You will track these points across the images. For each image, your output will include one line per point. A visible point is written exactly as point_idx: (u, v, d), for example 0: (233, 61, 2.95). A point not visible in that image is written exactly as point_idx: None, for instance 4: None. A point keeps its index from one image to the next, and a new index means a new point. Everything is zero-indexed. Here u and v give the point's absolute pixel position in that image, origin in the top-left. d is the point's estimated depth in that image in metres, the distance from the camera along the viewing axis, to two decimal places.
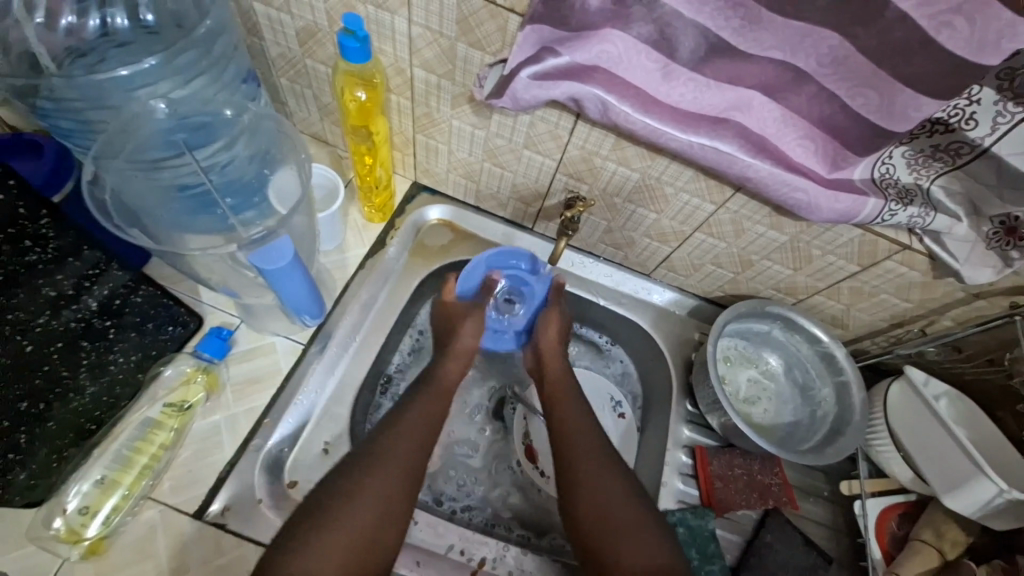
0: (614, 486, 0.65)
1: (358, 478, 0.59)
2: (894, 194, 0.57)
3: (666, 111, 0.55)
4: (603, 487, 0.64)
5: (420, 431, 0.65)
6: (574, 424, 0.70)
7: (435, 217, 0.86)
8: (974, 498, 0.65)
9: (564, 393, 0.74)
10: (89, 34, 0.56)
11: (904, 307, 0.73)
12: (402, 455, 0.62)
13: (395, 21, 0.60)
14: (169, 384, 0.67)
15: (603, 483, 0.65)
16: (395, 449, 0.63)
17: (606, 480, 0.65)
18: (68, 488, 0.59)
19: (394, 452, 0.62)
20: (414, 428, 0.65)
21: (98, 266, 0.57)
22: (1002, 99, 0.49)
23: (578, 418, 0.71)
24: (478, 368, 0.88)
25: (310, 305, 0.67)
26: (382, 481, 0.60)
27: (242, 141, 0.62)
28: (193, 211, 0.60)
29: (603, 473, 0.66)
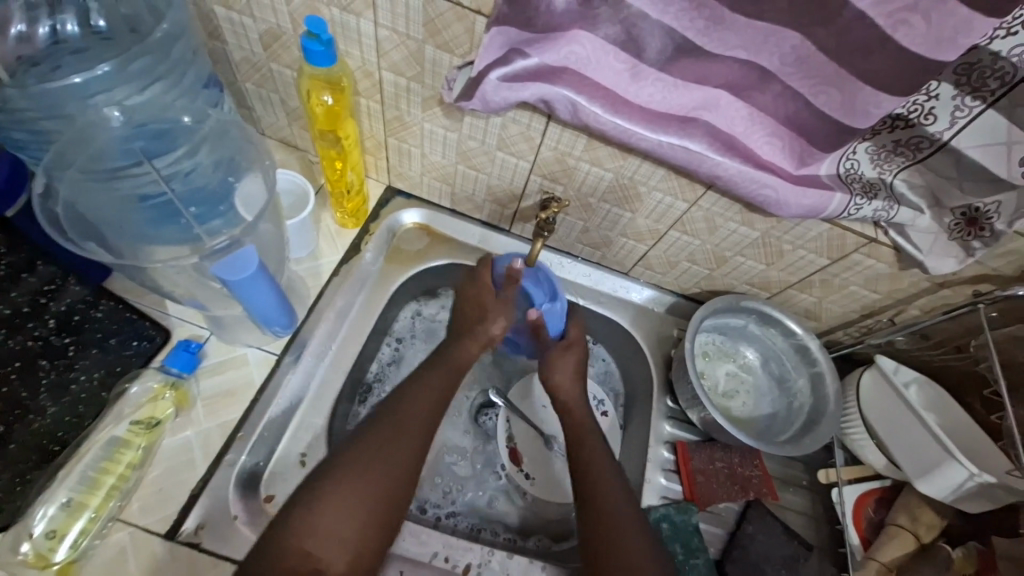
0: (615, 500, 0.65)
1: (347, 483, 0.58)
2: (860, 189, 0.58)
3: (635, 111, 0.55)
4: (605, 502, 0.65)
5: (416, 435, 0.63)
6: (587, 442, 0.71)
7: (411, 222, 0.86)
8: (947, 482, 0.67)
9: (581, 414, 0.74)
10: (41, 41, 0.54)
11: (874, 298, 0.75)
12: (396, 462, 0.61)
13: (361, 24, 0.59)
14: (136, 401, 0.64)
15: (606, 497, 0.65)
16: (392, 455, 0.61)
17: (613, 494, 0.66)
18: (32, 513, 0.57)
19: (387, 458, 0.60)
20: (410, 432, 0.63)
21: (55, 281, 0.56)
22: (960, 94, 0.51)
23: (590, 439, 0.71)
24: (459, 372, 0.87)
25: (281, 314, 0.66)
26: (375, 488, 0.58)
27: (205, 148, 0.60)
28: (155, 221, 0.58)
29: (608, 489, 0.66)
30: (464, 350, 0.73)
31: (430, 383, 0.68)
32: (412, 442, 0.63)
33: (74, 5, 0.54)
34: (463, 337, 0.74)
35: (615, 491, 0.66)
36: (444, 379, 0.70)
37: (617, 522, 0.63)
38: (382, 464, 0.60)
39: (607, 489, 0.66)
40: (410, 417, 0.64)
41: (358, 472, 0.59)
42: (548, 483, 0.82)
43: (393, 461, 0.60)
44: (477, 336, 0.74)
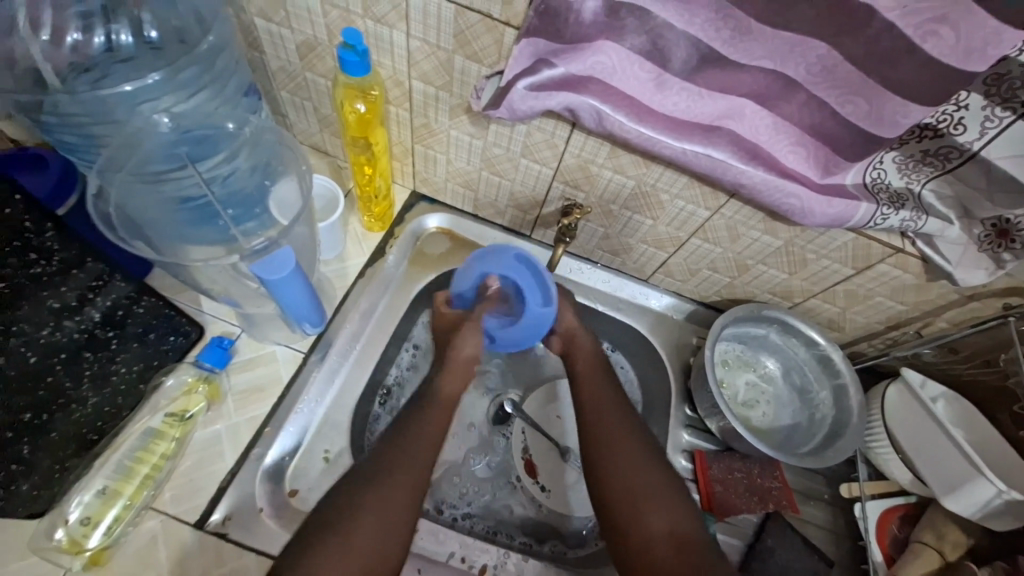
0: (662, 499, 0.61)
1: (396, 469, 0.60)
2: (886, 199, 0.58)
3: (660, 120, 0.56)
4: (654, 506, 0.61)
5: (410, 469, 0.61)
6: (619, 435, 0.66)
7: (435, 226, 0.87)
8: (974, 499, 0.66)
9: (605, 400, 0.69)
10: (93, 50, 0.56)
11: (900, 310, 0.74)
12: (386, 511, 0.57)
13: (393, 35, 0.61)
14: (171, 394, 0.67)
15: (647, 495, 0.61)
16: (399, 485, 0.59)
17: (649, 488, 0.62)
18: (70, 499, 0.59)
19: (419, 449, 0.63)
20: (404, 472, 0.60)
21: (101, 278, 0.59)
22: (990, 104, 0.50)
23: (607, 419, 0.68)
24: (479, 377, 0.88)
25: (312, 312, 0.67)
26: (361, 544, 0.55)
27: (244, 153, 0.62)
28: (195, 222, 0.61)
29: (653, 487, 0.62)
30: (446, 386, 0.69)
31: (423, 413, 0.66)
32: (408, 479, 0.60)
33: (127, 16, 0.56)
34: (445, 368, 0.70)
35: (659, 490, 0.62)
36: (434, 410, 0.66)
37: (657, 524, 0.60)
38: (374, 514, 0.57)
39: (651, 486, 0.62)
40: (410, 452, 0.62)
41: (347, 526, 0.55)
42: (563, 495, 0.82)
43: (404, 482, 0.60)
44: (457, 368, 0.70)
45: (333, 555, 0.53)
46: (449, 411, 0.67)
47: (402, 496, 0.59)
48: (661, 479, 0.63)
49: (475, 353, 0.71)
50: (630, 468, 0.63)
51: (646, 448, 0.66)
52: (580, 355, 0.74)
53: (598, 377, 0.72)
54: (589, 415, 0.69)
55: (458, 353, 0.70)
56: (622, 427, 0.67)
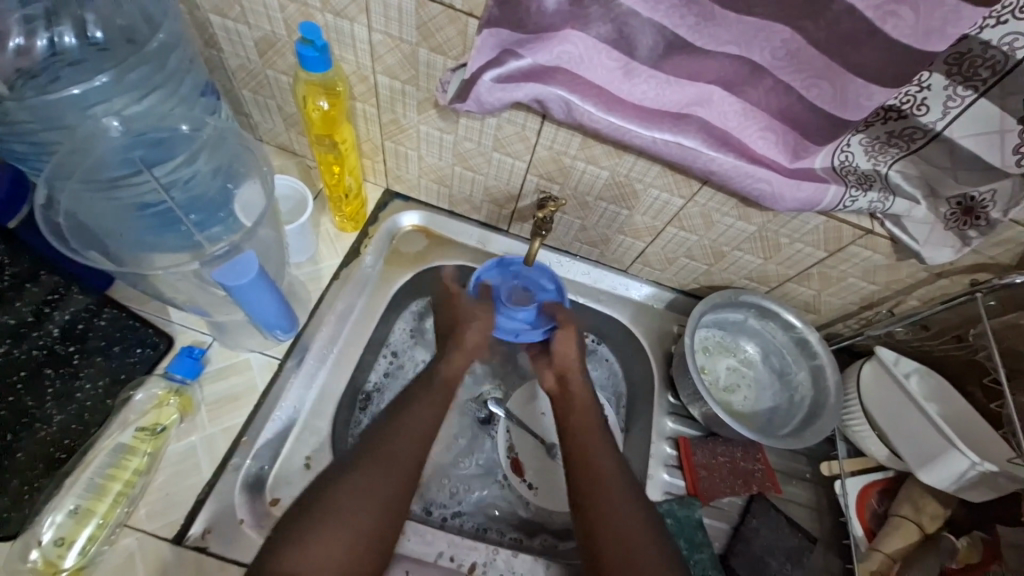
0: (645, 540, 0.60)
1: (397, 443, 0.62)
2: (855, 180, 0.59)
3: (629, 108, 0.55)
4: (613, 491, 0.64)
5: (407, 457, 0.62)
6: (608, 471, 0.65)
7: (410, 224, 0.86)
8: (949, 471, 0.67)
9: (596, 434, 0.69)
10: (39, 54, 0.53)
11: (872, 289, 0.75)
12: (386, 495, 0.58)
13: (355, 28, 0.59)
14: (141, 408, 0.64)
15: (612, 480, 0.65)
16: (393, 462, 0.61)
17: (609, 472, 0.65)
18: (41, 521, 0.57)
19: (417, 430, 0.64)
20: (402, 465, 0.61)
21: (58, 291, 0.57)
22: (951, 84, 0.51)
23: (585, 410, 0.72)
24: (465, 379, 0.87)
25: (282, 318, 0.66)
26: (355, 518, 0.56)
27: (204, 155, 0.60)
28: (156, 228, 0.58)
29: (636, 529, 0.61)
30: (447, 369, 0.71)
31: (419, 408, 0.66)
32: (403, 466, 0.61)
33: (72, 17, 0.54)
34: (454, 349, 0.73)
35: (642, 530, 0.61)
36: (435, 401, 0.68)
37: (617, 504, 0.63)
38: (368, 487, 0.58)
39: (635, 526, 0.61)
40: (402, 434, 0.63)
41: (342, 501, 0.56)
42: (550, 492, 0.81)
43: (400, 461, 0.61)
44: (465, 347, 0.73)
45: (330, 529, 0.54)
46: (448, 392, 0.70)
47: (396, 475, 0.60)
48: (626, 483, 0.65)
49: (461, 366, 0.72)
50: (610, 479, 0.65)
51: (624, 475, 0.66)
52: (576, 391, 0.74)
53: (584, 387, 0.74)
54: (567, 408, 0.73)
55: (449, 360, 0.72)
56: (605, 456, 0.67)
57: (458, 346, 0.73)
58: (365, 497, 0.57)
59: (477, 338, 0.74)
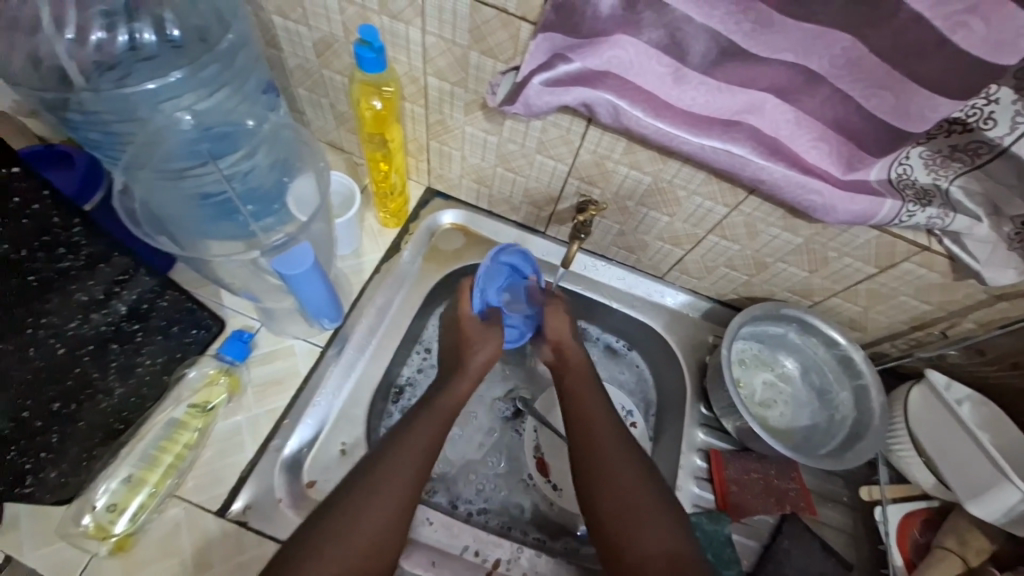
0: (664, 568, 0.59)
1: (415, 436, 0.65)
2: (912, 195, 0.57)
3: (678, 114, 0.55)
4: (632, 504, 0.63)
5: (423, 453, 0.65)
6: (625, 485, 0.65)
7: (449, 222, 0.87)
8: (998, 504, 0.64)
9: (609, 446, 0.68)
10: (117, 49, 0.55)
11: (924, 310, 0.72)
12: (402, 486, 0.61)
13: (409, 31, 0.61)
14: (193, 385, 0.68)
15: (631, 491, 0.64)
16: (412, 455, 0.64)
17: (628, 481, 0.65)
18: (97, 487, 0.61)
19: (432, 427, 0.67)
20: (414, 457, 0.64)
21: (127, 272, 0.60)
22: (1021, 100, 0.48)
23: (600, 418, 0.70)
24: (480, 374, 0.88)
25: (331, 309, 0.69)
26: (379, 508, 0.59)
27: (264, 150, 0.63)
28: (215, 217, 0.62)
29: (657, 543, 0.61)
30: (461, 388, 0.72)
31: (426, 421, 0.67)
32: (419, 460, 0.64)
33: (150, 15, 0.55)
34: (455, 376, 0.72)
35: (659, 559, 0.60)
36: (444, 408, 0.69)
37: (638, 518, 0.62)
38: (391, 479, 0.61)
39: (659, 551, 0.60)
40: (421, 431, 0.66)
41: (369, 492, 0.60)
42: (575, 494, 0.82)
43: (417, 454, 0.64)
44: (471, 372, 0.73)
45: (358, 517, 0.58)
46: (451, 416, 0.70)
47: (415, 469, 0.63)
48: (645, 493, 0.64)
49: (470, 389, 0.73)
50: (628, 490, 0.64)
51: (647, 484, 0.65)
52: (589, 413, 0.71)
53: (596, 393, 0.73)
54: (579, 414, 0.71)
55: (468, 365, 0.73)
56: (624, 467, 0.66)
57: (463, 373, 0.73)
58: (378, 507, 0.59)
59: (481, 362, 0.74)
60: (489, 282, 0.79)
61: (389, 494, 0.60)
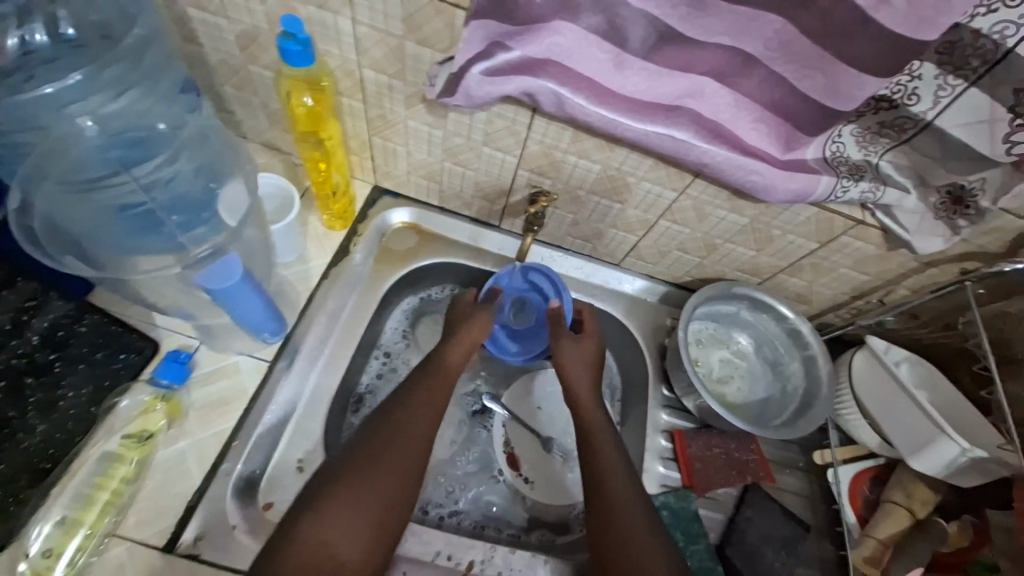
0: (648, 543, 0.60)
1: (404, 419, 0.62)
2: (846, 171, 0.59)
3: (620, 101, 0.55)
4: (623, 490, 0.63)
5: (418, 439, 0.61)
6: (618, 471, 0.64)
7: (399, 221, 0.85)
8: (939, 458, 0.68)
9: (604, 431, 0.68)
10: (9, 53, 0.49)
11: (864, 280, 0.75)
12: (396, 473, 0.58)
13: (339, 21, 0.57)
14: (127, 415, 0.63)
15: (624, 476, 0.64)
16: (404, 441, 0.60)
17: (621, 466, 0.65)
18: (29, 532, 0.56)
19: (423, 412, 0.63)
20: (407, 441, 0.60)
21: (37, 298, 0.55)
22: (942, 73, 0.51)
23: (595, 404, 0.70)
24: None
25: (270, 320, 0.67)
26: (376, 497, 0.56)
27: (185, 155, 0.58)
28: (138, 232, 0.56)
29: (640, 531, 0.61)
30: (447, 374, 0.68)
31: (417, 405, 0.64)
32: (412, 445, 0.61)
33: (43, 12, 0.50)
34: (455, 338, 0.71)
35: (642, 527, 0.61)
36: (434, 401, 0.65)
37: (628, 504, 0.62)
38: (386, 466, 0.58)
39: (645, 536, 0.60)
40: (412, 414, 0.63)
41: (363, 479, 0.57)
42: (547, 486, 0.81)
43: (410, 439, 0.61)
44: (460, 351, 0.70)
45: (354, 506, 0.55)
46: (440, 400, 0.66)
47: (409, 453, 0.60)
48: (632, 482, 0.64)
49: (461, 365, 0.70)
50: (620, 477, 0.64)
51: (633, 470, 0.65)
52: (586, 399, 0.70)
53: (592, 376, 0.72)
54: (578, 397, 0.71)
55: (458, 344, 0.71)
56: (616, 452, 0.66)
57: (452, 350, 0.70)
58: (373, 493, 0.56)
59: (477, 333, 0.72)
60: (514, 284, 0.83)
61: (383, 480, 0.57)
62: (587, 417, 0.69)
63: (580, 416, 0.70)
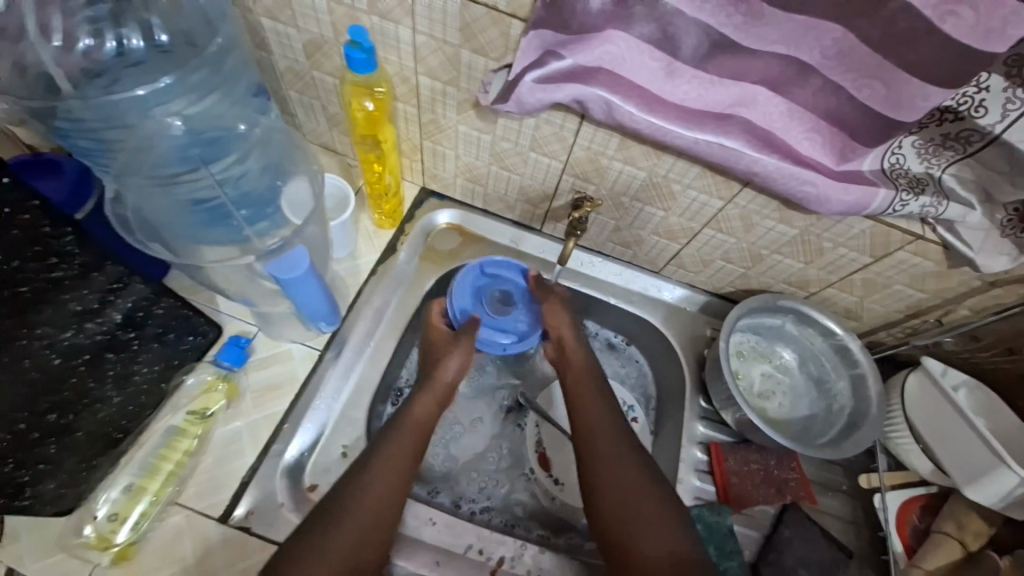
0: (654, 543, 0.61)
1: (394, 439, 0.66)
2: (905, 184, 0.57)
3: (671, 109, 0.55)
4: (623, 491, 0.65)
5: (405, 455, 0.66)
6: (617, 472, 0.66)
7: (445, 222, 0.87)
8: (995, 488, 0.65)
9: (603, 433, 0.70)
10: (104, 55, 0.54)
11: (920, 298, 0.72)
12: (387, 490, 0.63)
13: (399, 31, 0.60)
14: (191, 393, 0.68)
15: (625, 477, 0.66)
16: (395, 460, 0.65)
17: (620, 468, 0.67)
18: (97, 497, 0.61)
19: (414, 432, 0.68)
20: (395, 460, 0.65)
21: (121, 280, 0.60)
22: (1011, 86, 0.49)
23: (594, 408, 0.72)
24: (477, 374, 0.88)
25: (327, 313, 0.70)
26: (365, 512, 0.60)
27: (255, 154, 0.62)
28: (208, 223, 0.61)
29: (645, 530, 0.62)
30: (422, 408, 0.71)
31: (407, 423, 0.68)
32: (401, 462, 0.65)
33: (137, 20, 0.54)
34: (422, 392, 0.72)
35: (654, 530, 0.62)
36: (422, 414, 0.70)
37: (632, 503, 0.64)
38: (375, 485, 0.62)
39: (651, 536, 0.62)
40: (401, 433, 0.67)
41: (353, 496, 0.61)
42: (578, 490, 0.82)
43: (399, 457, 0.65)
44: (437, 388, 0.73)
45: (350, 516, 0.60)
46: (420, 433, 0.69)
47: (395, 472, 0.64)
48: (638, 481, 0.66)
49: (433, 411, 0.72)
50: (620, 480, 0.66)
51: (642, 471, 0.66)
52: (586, 403, 0.73)
53: (591, 383, 0.75)
54: (580, 400, 0.73)
55: (441, 376, 0.74)
56: (617, 456, 0.68)
57: (426, 389, 0.72)
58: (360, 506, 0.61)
59: (450, 376, 0.74)
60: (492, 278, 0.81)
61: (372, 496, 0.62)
62: (583, 418, 0.72)
63: (576, 417, 0.73)
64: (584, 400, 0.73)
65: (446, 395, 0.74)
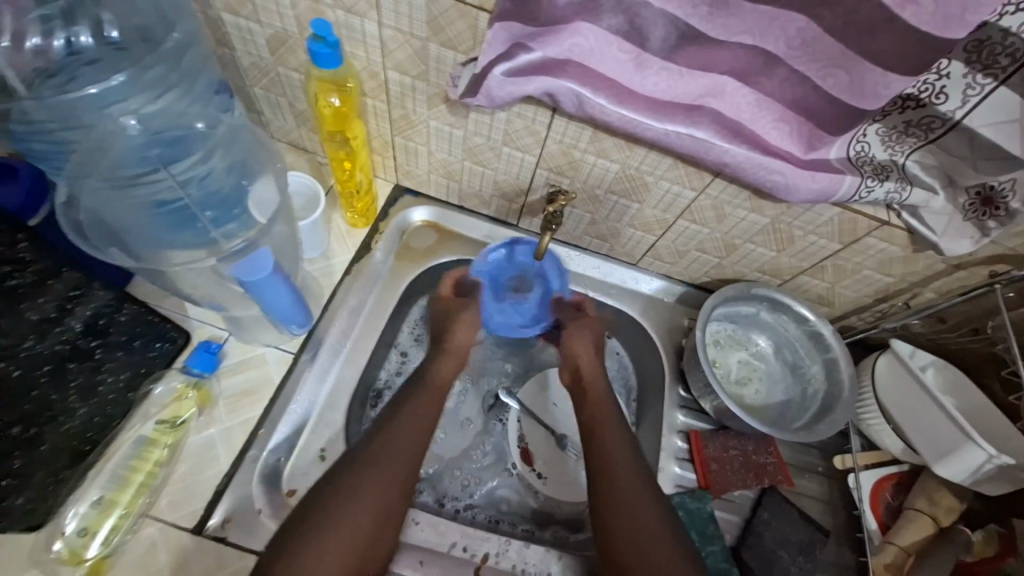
0: (654, 544, 0.61)
1: (392, 441, 0.64)
2: (871, 171, 0.58)
3: (640, 101, 0.55)
4: (625, 489, 0.65)
5: (405, 458, 0.63)
6: (621, 468, 0.66)
7: (420, 219, 0.86)
8: (964, 465, 0.67)
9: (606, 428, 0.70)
10: (56, 54, 0.51)
11: (887, 282, 0.74)
12: (384, 495, 0.60)
13: (365, 24, 0.59)
14: (161, 401, 0.66)
15: (628, 475, 0.66)
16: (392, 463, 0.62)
17: (623, 467, 0.67)
18: (65, 512, 0.59)
19: (416, 432, 0.66)
20: (394, 464, 0.62)
21: (81, 287, 0.57)
22: (971, 72, 0.50)
23: (603, 404, 0.73)
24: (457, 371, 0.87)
25: (297, 312, 0.70)
26: (360, 520, 0.58)
27: (219, 153, 0.60)
28: (174, 226, 0.58)
29: (646, 530, 0.62)
30: (441, 374, 0.73)
31: (404, 422, 0.66)
32: (401, 466, 0.63)
33: (88, 17, 0.52)
34: (442, 356, 0.74)
35: (664, 539, 0.61)
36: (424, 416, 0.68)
37: (632, 501, 0.64)
38: (372, 490, 0.60)
39: (650, 537, 0.61)
40: (400, 434, 0.65)
41: (348, 503, 0.59)
42: (561, 483, 0.82)
43: (396, 460, 0.63)
44: (453, 353, 0.75)
45: (343, 520, 0.57)
46: (440, 397, 0.70)
47: (393, 476, 0.62)
48: (638, 480, 0.66)
49: (467, 343, 0.76)
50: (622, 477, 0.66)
51: (641, 471, 0.67)
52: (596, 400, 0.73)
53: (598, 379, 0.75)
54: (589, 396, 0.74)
55: (454, 340, 0.75)
56: (621, 454, 0.68)
57: (446, 352, 0.74)
58: (357, 512, 0.58)
59: (463, 342, 0.76)
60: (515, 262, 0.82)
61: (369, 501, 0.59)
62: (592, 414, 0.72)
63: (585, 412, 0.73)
64: (592, 398, 0.74)
65: (460, 355, 0.75)
